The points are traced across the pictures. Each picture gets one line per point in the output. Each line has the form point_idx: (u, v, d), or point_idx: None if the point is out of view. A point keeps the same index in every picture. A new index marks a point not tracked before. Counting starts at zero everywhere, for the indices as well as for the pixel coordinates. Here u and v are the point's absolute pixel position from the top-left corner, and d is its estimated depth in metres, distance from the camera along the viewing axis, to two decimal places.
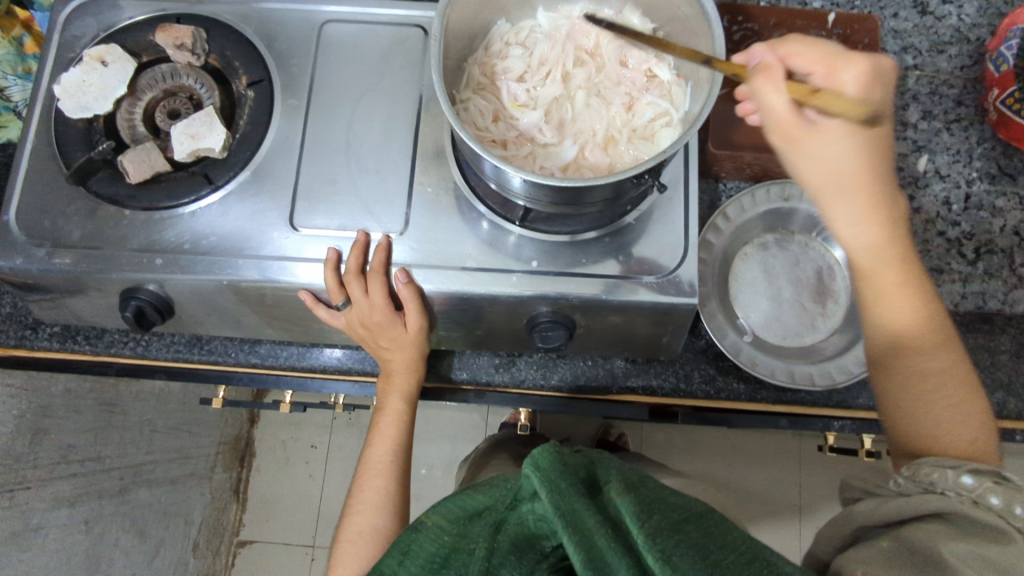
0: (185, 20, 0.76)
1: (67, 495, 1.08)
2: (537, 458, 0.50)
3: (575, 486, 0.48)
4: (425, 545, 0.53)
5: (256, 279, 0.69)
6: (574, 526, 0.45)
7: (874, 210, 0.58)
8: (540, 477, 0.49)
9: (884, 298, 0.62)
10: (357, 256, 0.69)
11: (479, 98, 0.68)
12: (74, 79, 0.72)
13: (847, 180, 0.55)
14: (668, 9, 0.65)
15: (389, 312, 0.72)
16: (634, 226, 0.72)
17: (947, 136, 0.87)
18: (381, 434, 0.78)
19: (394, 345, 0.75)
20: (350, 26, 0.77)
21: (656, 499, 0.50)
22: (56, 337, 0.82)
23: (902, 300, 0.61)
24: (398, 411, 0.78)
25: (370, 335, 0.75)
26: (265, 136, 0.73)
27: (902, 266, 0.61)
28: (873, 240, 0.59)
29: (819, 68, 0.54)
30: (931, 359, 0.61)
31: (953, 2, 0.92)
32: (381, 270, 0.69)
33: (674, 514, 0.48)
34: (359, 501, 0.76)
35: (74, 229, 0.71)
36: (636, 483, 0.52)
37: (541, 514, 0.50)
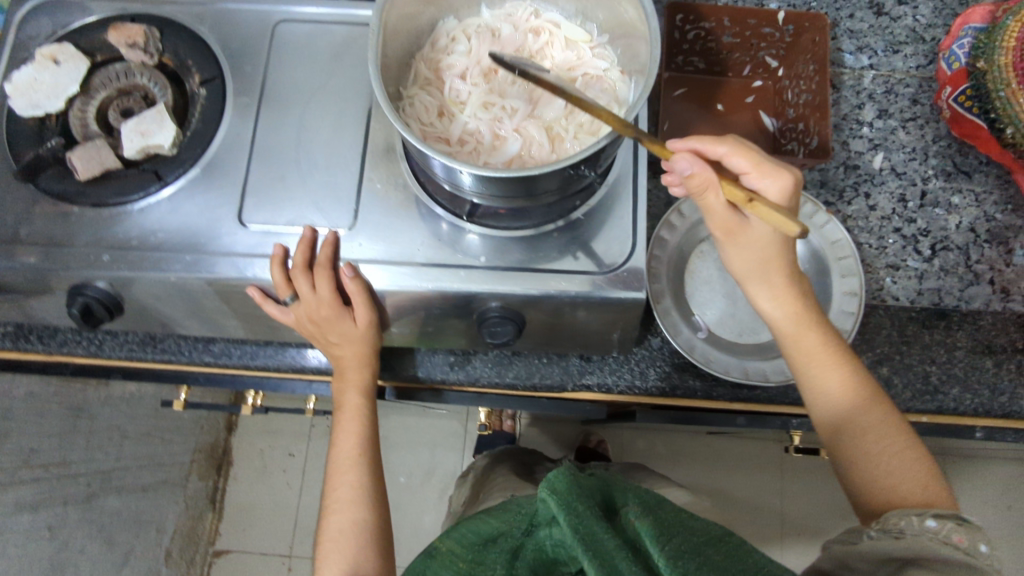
0: (140, 20, 0.77)
1: (30, 500, 1.07)
2: (556, 482, 0.56)
3: (591, 507, 0.53)
4: (440, 569, 0.63)
5: (231, 277, 0.69)
6: (589, 543, 0.50)
7: (787, 286, 0.67)
8: (559, 499, 0.54)
9: (811, 363, 0.67)
10: (303, 251, 0.69)
11: (424, 93, 0.69)
12: (26, 78, 0.72)
13: (766, 266, 0.66)
14: (610, 10, 0.66)
15: (338, 305, 0.71)
16: (583, 221, 0.72)
17: (902, 134, 0.88)
18: (344, 432, 0.77)
19: (344, 340, 0.75)
20: (305, 26, 0.78)
21: (672, 520, 0.56)
22: (8, 336, 0.80)
23: (830, 366, 0.67)
24: (359, 406, 0.78)
25: (320, 332, 0.75)
26: (217, 134, 0.74)
27: (823, 334, 0.68)
28: (791, 311, 0.67)
29: (746, 165, 0.59)
30: (867, 416, 0.65)
31: (908, 3, 0.93)
32: (327, 263, 0.69)
33: (693, 538, 0.54)
34: (336, 501, 0.74)
35: (24, 226, 0.71)
36: (653, 508, 0.59)
37: (560, 538, 0.55)
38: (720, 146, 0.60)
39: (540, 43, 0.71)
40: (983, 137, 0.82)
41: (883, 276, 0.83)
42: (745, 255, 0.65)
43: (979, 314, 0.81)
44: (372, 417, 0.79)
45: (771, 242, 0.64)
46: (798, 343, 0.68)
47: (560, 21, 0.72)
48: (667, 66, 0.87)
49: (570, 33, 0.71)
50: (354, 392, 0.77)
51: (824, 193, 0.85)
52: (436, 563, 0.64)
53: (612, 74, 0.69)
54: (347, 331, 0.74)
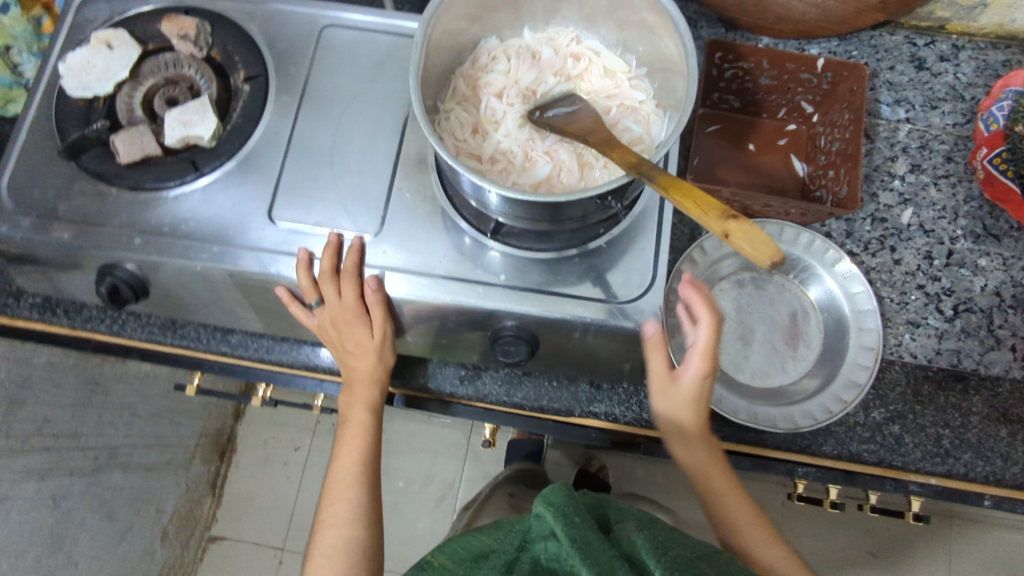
0: (193, 13, 0.80)
1: (38, 469, 1.09)
2: (551, 497, 0.60)
3: (585, 521, 0.57)
4: None
5: (256, 271, 0.71)
6: (585, 550, 0.54)
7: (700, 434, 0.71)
8: (554, 512, 0.58)
9: (716, 496, 0.73)
10: (330, 258, 0.70)
11: (461, 109, 0.70)
12: (80, 60, 0.75)
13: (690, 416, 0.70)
14: (654, 45, 0.68)
15: (363, 313, 0.72)
16: (606, 250, 0.72)
17: (934, 191, 0.87)
18: (348, 445, 0.78)
19: (359, 350, 0.75)
20: (350, 32, 0.80)
21: (662, 538, 0.60)
22: (37, 307, 0.83)
23: (728, 494, 0.73)
24: (365, 421, 0.78)
25: (338, 340, 0.76)
26: (255, 130, 0.75)
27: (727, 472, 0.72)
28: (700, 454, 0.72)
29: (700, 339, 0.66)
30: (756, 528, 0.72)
31: (950, 60, 0.92)
32: (352, 272, 0.70)
33: (690, 553, 0.58)
34: (330, 516, 0.74)
35: (62, 202, 0.73)
36: (650, 528, 0.63)
37: (555, 552, 0.57)
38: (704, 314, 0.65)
39: (579, 68, 0.72)
40: (1015, 203, 0.82)
41: (902, 332, 0.82)
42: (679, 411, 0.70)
43: (997, 380, 0.80)
44: (374, 431, 0.79)
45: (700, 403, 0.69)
46: (700, 476, 0.73)
47: (601, 48, 0.73)
48: (703, 102, 0.88)
49: (609, 62, 0.72)
50: (360, 405, 0.78)
51: (850, 242, 0.85)
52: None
53: (648, 105, 0.70)
54: (364, 341, 0.74)
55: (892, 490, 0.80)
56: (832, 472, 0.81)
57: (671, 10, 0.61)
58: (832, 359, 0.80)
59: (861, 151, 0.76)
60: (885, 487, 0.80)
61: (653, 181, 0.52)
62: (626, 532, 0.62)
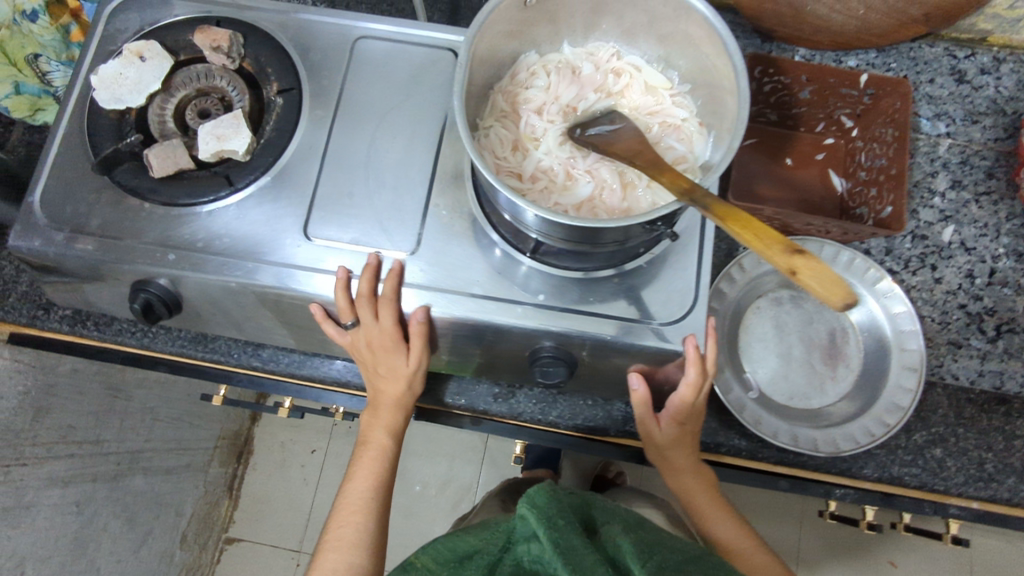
0: (225, 24, 0.78)
1: (62, 475, 1.09)
2: (535, 500, 0.62)
3: (568, 523, 0.60)
4: None
5: (274, 286, 0.70)
6: (568, 554, 0.56)
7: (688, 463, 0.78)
8: (539, 516, 0.60)
9: (691, 496, 0.78)
10: (369, 281, 0.69)
11: (501, 126, 0.69)
12: (112, 71, 0.74)
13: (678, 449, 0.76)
14: (700, 64, 0.67)
15: (397, 339, 0.72)
16: (647, 269, 0.71)
17: (975, 208, 0.87)
18: (363, 466, 0.77)
19: (390, 374, 0.76)
20: (383, 44, 0.79)
21: (644, 543, 0.63)
22: (66, 320, 0.84)
23: (702, 498, 0.78)
24: (384, 444, 0.78)
25: (369, 363, 0.76)
26: (290, 144, 0.74)
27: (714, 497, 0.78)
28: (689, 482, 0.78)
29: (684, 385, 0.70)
30: (725, 525, 0.78)
31: (991, 73, 0.91)
32: (390, 299, 0.68)
33: (670, 557, 0.61)
34: (337, 538, 0.74)
35: (95, 216, 0.72)
36: (631, 531, 0.66)
37: (537, 553, 0.60)
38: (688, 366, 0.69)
39: (620, 84, 0.70)
40: None
41: (944, 354, 0.83)
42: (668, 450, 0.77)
43: None
44: (391, 458, 0.79)
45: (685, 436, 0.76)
46: (679, 479, 0.78)
47: (642, 64, 0.71)
48: None
49: (650, 78, 0.71)
50: (382, 427, 0.78)
51: (890, 260, 0.85)
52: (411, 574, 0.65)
53: (690, 123, 0.68)
54: (397, 366, 0.74)
55: (931, 512, 0.81)
56: (871, 493, 0.81)
57: (724, 34, 0.60)
58: (873, 382, 0.81)
59: (905, 171, 0.75)
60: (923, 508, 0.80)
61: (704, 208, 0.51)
62: (609, 533, 0.65)
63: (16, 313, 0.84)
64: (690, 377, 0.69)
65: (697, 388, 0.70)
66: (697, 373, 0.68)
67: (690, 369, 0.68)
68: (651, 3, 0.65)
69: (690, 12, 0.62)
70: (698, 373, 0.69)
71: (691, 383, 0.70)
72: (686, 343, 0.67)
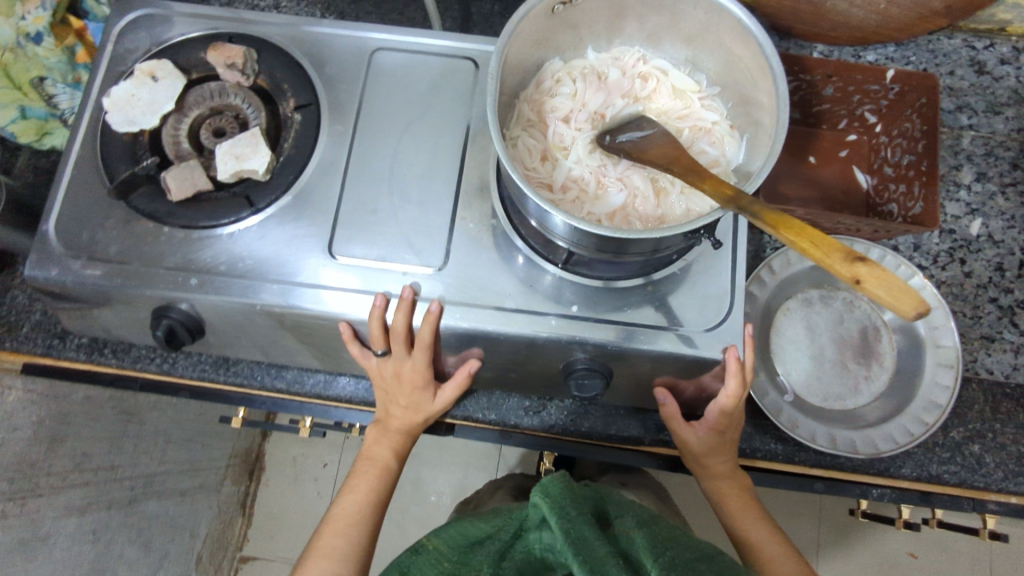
0: (237, 40, 0.77)
1: (78, 504, 1.07)
2: (548, 489, 0.59)
3: (582, 515, 0.57)
4: (424, 565, 0.63)
5: (278, 305, 0.68)
6: (578, 547, 0.53)
7: (727, 467, 0.76)
8: (551, 506, 0.57)
9: (727, 502, 0.76)
10: (405, 317, 0.67)
11: (528, 135, 0.67)
12: (125, 93, 0.72)
13: (715, 453, 0.75)
14: (730, 65, 0.65)
15: (426, 378, 0.73)
16: (680, 275, 0.70)
17: (1001, 200, 0.88)
18: (364, 481, 0.76)
19: (412, 405, 0.76)
20: (399, 55, 0.77)
21: (660, 537, 0.59)
22: (83, 348, 0.82)
23: (738, 506, 0.75)
24: (388, 463, 0.78)
25: (391, 389, 0.75)
26: (309, 160, 0.73)
27: (751, 502, 0.76)
28: (724, 484, 0.76)
29: (721, 394, 0.69)
30: (762, 535, 0.73)
31: (1012, 62, 0.92)
32: (428, 342, 0.68)
33: (688, 554, 0.58)
34: (326, 547, 0.71)
35: (113, 242, 0.70)
36: (649, 524, 0.63)
37: (548, 542, 0.57)
38: (727, 377, 0.67)
39: (647, 89, 0.69)
40: None
41: (978, 348, 0.83)
42: (707, 455, 0.75)
43: None
44: (390, 478, 0.78)
45: (725, 442, 0.75)
46: (715, 485, 0.76)
47: (669, 67, 0.70)
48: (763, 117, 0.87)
49: (678, 81, 0.70)
50: (386, 446, 0.78)
51: (919, 256, 0.86)
52: (423, 558, 0.64)
53: (721, 126, 0.67)
54: (422, 401, 0.76)
55: (970, 509, 0.79)
56: (909, 492, 0.80)
57: (759, 36, 0.59)
58: (909, 380, 0.80)
59: (938, 168, 0.77)
60: (963, 506, 0.79)
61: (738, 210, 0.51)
62: (625, 526, 0.62)
63: (31, 343, 0.82)
64: (730, 388, 0.68)
65: (736, 398, 0.69)
66: (738, 384, 0.67)
67: (731, 379, 0.67)
68: (682, 6, 0.63)
69: (722, 13, 0.61)
70: (738, 385, 0.67)
71: (731, 393, 0.68)
72: (725, 355, 0.66)
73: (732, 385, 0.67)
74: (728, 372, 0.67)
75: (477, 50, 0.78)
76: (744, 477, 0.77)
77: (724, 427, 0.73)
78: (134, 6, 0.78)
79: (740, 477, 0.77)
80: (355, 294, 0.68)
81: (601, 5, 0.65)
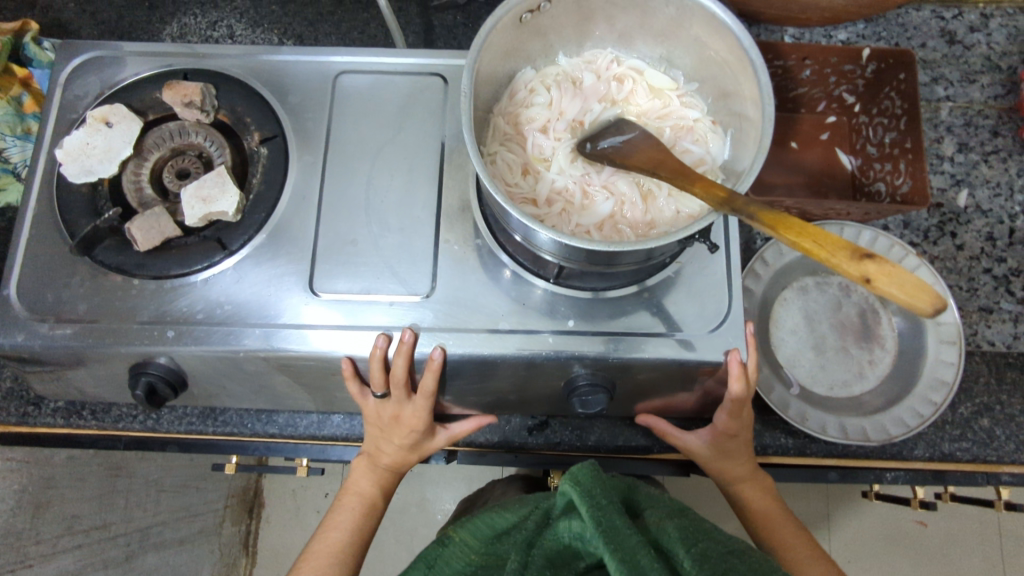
0: (193, 75, 0.74)
1: (72, 569, 1.01)
2: (578, 477, 0.58)
3: (612, 504, 0.55)
4: (452, 558, 0.62)
5: (262, 349, 0.65)
6: (610, 537, 0.51)
7: (744, 469, 0.74)
8: (580, 493, 0.56)
9: (751, 504, 0.74)
10: (405, 362, 0.64)
11: (506, 150, 0.65)
12: (78, 142, 0.68)
13: (732, 457, 0.73)
14: (707, 59, 0.63)
15: (426, 423, 0.72)
16: (674, 278, 0.68)
17: (985, 168, 0.92)
18: (349, 516, 0.75)
19: (408, 444, 0.74)
20: (365, 77, 0.75)
21: (692, 528, 0.57)
22: (60, 413, 0.78)
23: (762, 507, 0.74)
24: (378, 495, 0.76)
25: (387, 429, 0.73)
26: (280, 196, 0.70)
27: (771, 501, 0.75)
28: (742, 486, 0.75)
29: (729, 400, 0.67)
30: (787, 536, 0.73)
31: (981, 31, 0.97)
32: (431, 390, 0.66)
33: (720, 548, 0.54)
34: None
35: (81, 301, 0.66)
36: (679, 515, 0.60)
37: (578, 530, 0.55)
38: (731, 382, 0.65)
39: (624, 91, 0.67)
40: None
41: (977, 321, 0.85)
42: (720, 459, 0.74)
43: None
44: (377, 510, 0.76)
45: (739, 445, 0.73)
46: (738, 489, 0.75)
47: (644, 66, 0.68)
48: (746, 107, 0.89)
49: (654, 80, 0.67)
50: (373, 480, 0.76)
51: (910, 233, 0.88)
52: (451, 550, 0.62)
53: (703, 123, 0.65)
54: (421, 442, 0.74)
55: (984, 483, 0.80)
56: (921, 472, 0.80)
57: (736, 28, 0.57)
58: (913, 360, 0.80)
59: (922, 145, 0.80)
60: (976, 481, 0.80)
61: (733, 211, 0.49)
62: (657, 517, 0.59)
63: (3, 414, 0.78)
64: (734, 391, 0.65)
65: (741, 400, 0.67)
66: (742, 386, 0.65)
67: (733, 382, 0.65)
68: (653, 3, 0.61)
69: (695, 8, 0.59)
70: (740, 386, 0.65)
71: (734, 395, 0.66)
72: (727, 358, 0.64)
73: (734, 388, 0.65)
74: (732, 377, 0.65)
75: (445, 64, 0.75)
76: (763, 476, 0.76)
77: (735, 433, 0.72)
78: (79, 49, 0.74)
79: (759, 477, 0.75)
80: (342, 331, 0.65)
81: (568, 10, 0.63)
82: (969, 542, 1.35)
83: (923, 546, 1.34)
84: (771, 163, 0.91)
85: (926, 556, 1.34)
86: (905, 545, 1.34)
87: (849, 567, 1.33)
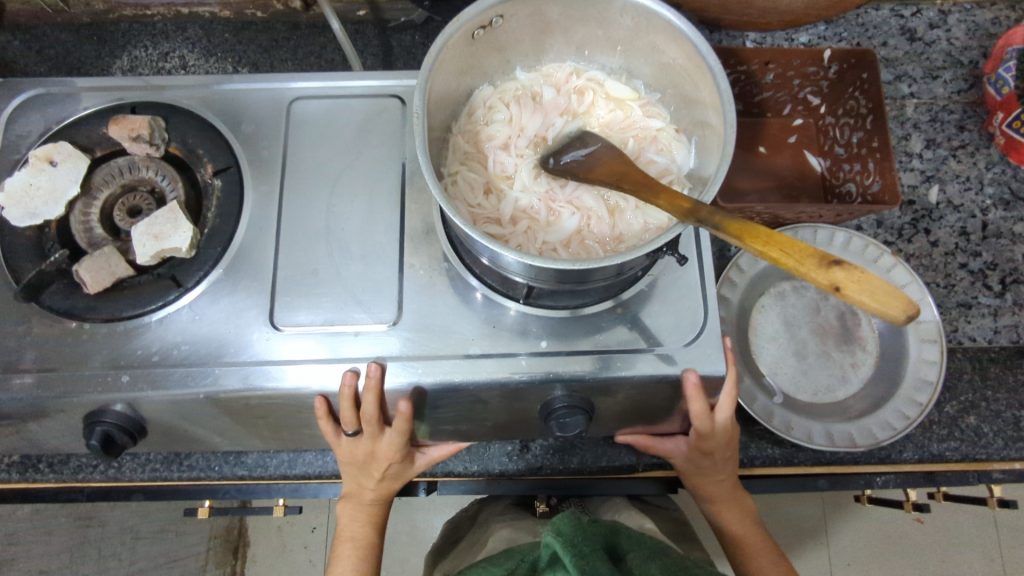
0: (141, 109, 0.71)
1: None
2: (561, 528, 0.57)
3: (594, 550, 0.55)
4: None
5: (233, 388, 0.62)
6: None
7: (723, 486, 0.74)
8: (562, 542, 0.55)
9: (728, 524, 0.74)
10: (375, 398, 0.62)
11: (467, 169, 0.63)
12: (20, 184, 0.65)
13: (709, 474, 0.73)
14: (668, 66, 0.62)
15: (398, 455, 0.69)
16: (649, 292, 0.66)
17: (954, 162, 0.92)
18: (344, 559, 0.73)
19: (387, 475, 0.72)
20: (321, 102, 0.73)
21: (674, 567, 0.56)
22: (15, 467, 0.76)
23: (739, 526, 0.74)
24: (365, 534, 0.74)
25: (364, 467, 0.71)
26: (238, 228, 0.67)
27: (745, 516, 0.75)
28: (719, 500, 0.74)
29: (702, 418, 0.65)
30: (765, 560, 0.73)
31: (940, 28, 0.98)
32: (402, 426, 0.64)
33: None
34: None
35: (28, 350, 0.63)
36: (659, 556, 0.60)
37: None
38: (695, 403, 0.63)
39: (585, 104, 0.66)
40: None
41: (957, 317, 0.85)
42: (698, 475, 0.73)
43: None
44: (373, 550, 0.74)
45: (716, 461, 0.71)
46: (716, 508, 0.75)
47: (604, 77, 0.67)
48: None
49: (615, 90, 0.66)
50: (362, 522, 0.74)
51: (883, 232, 0.88)
52: None
53: (667, 132, 0.63)
54: (400, 472, 0.72)
55: (975, 482, 0.80)
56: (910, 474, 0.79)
57: (692, 35, 0.55)
58: (895, 361, 0.79)
59: (889, 143, 0.80)
60: (968, 480, 0.80)
61: (700, 222, 0.47)
62: (639, 559, 0.59)
63: None
64: (703, 414, 0.65)
65: (713, 425, 0.67)
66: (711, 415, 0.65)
67: (700, 410, 0.65)
68: (610, 15, 0.60)
69: (650, 14, 0.57)
70: (708, 413, 0.65)
71: (701, 417, 0.65)
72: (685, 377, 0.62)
73: (699, 414, 0.65)
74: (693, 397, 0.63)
75: (403, 85, 0.74)
76: (741, 493, 0.75)
77: (712, 448, 0.70)
78: (21, 88, 0.72)
79: (737, 493, 0.75)
80: (314, 365, 0.63)
81: (523, 24, 0.61)
82: (964, 543, 1.33)
83: (920, 550, 1.32)
84: (741, 169, 0.90)
85: (924, 554, 1.32)
86: (903, 552, 1.32)
87: (848, 570, 1.31)
